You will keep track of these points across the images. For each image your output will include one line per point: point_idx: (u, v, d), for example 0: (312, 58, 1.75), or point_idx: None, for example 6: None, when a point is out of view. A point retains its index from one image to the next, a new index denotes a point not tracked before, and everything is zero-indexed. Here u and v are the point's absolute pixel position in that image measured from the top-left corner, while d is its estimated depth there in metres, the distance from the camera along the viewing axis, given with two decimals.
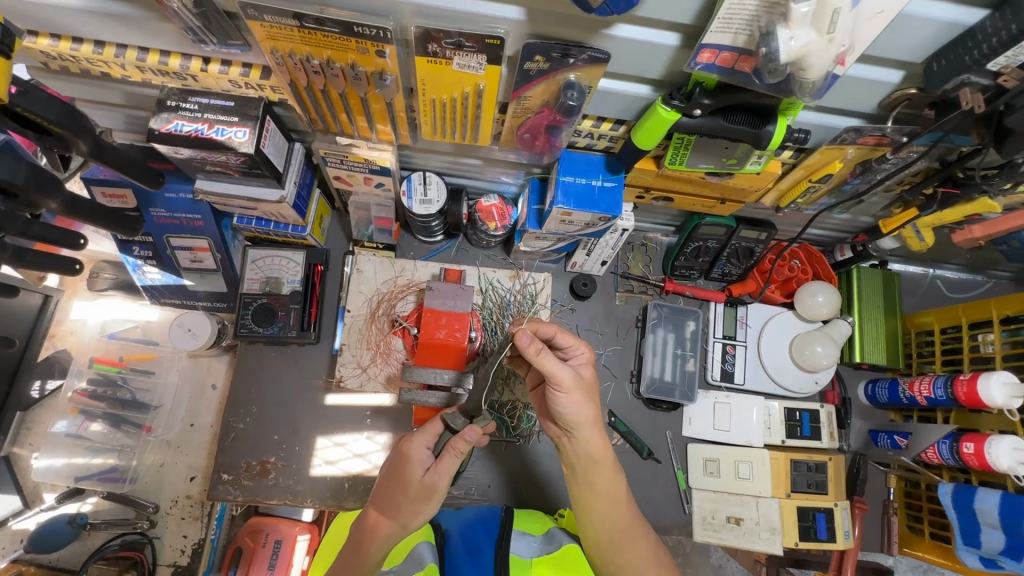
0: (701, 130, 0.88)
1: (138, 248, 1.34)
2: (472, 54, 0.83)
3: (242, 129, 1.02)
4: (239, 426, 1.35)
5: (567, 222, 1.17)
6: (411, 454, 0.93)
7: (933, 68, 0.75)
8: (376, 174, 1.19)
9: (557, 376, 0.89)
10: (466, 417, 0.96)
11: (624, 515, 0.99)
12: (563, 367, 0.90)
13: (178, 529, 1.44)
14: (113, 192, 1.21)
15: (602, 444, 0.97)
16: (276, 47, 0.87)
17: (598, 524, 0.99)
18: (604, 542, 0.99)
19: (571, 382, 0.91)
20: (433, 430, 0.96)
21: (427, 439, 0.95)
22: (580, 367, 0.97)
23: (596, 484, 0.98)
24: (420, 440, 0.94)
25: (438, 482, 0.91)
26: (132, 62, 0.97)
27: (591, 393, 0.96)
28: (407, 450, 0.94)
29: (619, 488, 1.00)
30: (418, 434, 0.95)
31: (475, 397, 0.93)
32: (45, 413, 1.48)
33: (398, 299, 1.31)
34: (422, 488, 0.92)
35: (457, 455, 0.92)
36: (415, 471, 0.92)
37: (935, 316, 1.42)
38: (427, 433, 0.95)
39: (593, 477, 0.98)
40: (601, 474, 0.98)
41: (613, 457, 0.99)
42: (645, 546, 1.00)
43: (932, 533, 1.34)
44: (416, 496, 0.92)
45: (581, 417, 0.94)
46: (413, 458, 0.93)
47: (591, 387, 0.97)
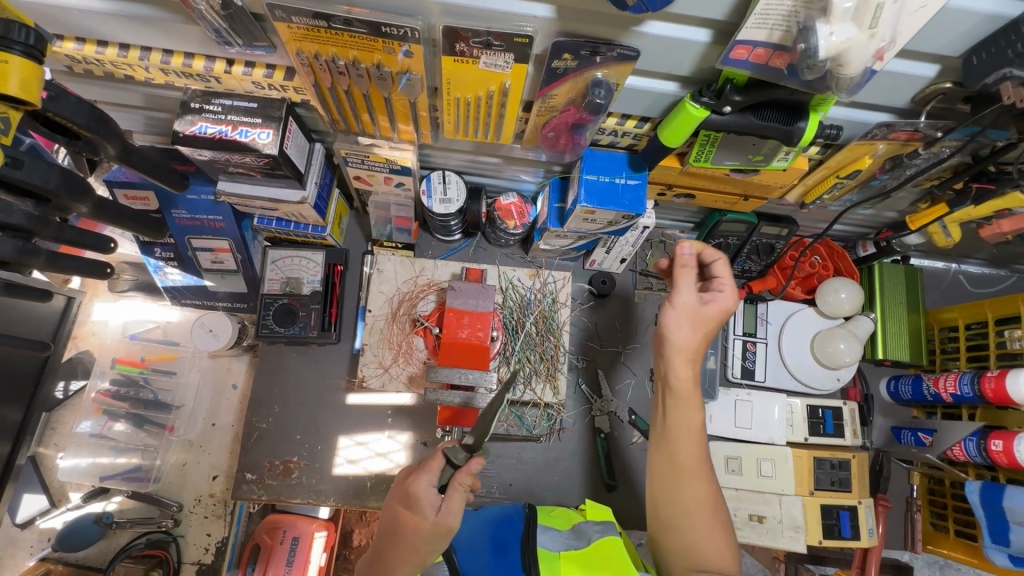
0: (730, 127, 0.88)
1: (160, 250, 1.35)
2: (500, 53, 0.82)
3: (265, 131, 1.02)
4: (262, 426, 1.36)
5: (589, 220, 1.16)
6: (419, 497, 0.88)
7: (972, 63, 0.74)
8: (396, 173, 1.19)
9: (675, 292, 0.96)
10: (467, 450, 0.91)
11: (695, 451, 0.93)
12: (683, 286, 0.96)
13: (202, 528, 1.45)
14: (135, 195, 1.21)
15: (694, 397, 0.95)
16: (302, 48, 0.87)
17: (663, 473, 0.94)
18: (671, 493, 0.92)
19: (687, 303, 0.96)
20: (435, 467, 0.91)
21: (431, 478, 0.90)
22: (709, 299, 0.96)
23: (673, 443, 0.94)
24: (425, 479, 0.90)
25: (449, 522, 0.87)
26: (156, 65, 0.97)
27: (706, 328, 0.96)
28: (415, 493, 0.89)
29: (695, 426, 0.95)
30: (423, 473, 0.91)
31: (480, 432, 0.87)
32: (69, 414, 1.50)
33: (419, 297, 1.32)
34: (434, 530, 0.88)
35: (463, 490, 0.90)
36: (425, 514, 0.88)
37: (959, 311, 1.41)
38: (429, 471, 0.91)
39: (672, 413, 0.96)
40: (679, 429, 0.95)
41: (699, 414, 0.95)
42: (704, 493, 0.92)
43: (958, 532, 1.33)
44: (430, 537, 0.88)
45: (684, 353, 0.94)
46: (420, 501, 0.88)
47: (710, 325, 0.96)
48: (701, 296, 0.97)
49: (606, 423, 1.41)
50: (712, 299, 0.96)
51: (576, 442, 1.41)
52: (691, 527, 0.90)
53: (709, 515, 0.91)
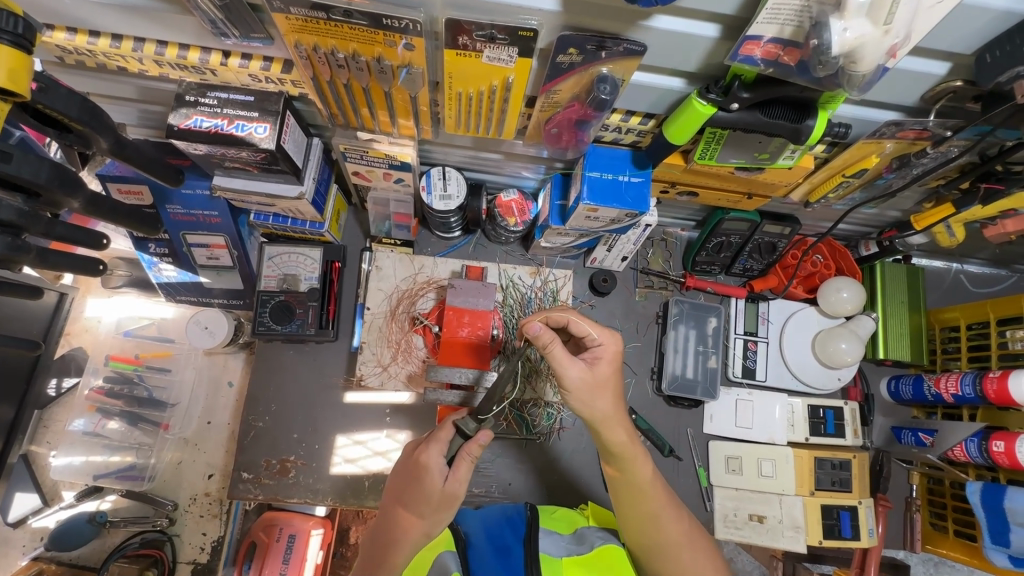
0: (738, 124, 0.86)
1: (154, 246, 1.33)
2: (504, 47, 0.81)
3: (262, 125, 1.00)
4: (259, 424, 1.34)
5: (591, 218, 1.15)
6: (429, 465, 0.91)
7: (985, 60, 0.73)
8: (395, 169, 1.17)
9: (562, 376, 0.90)
10: (477, 420, 0.95)
11: (655, 499, 0.97)
12: (569, 367, 0.89)
13: (198, 527, 1.44)
14: (129, 189, 1.19)
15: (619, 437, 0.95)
16: (300, 40, 0.84)
17: (625, 508, 0.98)
18: (633, 522, 0.98)
19: (579, 380, 0.91)
20: (445, 436, 0.94)
21: (441, 447, 0.93)
22: (596, 361, 0.93)
23: (632, 496, 0.97)
24: (435, 448, 0.93)
25: (456, 489, 0.90)
26: (150, 56, 0.95)
27: (606, 390, 0.94)
28: (425, 461, 0.92)
29: (649, 475, 0.97)
30: (434, 443, 0.93)
31: (489, 401, 0.93)
32: (62, 411, 1.47)
33: (418, 296, 1.30)
34: (443, 497, 0.90)
35: (472, 459, 0.92)
36: (434, 482, 0.90)
37: (960, 312, 1.40)
38: (439, 441, 0.93)
39: (619, 469, 0.97)
40: (619, 459, 0.97)
41: (636, 446, 0.97)
42: (678, 532, 0.97)
43: (957, 531, 1.33)
44: (438, 505, 0.91)
45: (596, 413, 0.93)
46: (431, 469, 0.91)
47: (608, 384, 0.94)
48: (591, 362, 0.93)
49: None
50: (597, 358, 0.94)
51: (575, 440, 1.40)
52: (674, 560, 0.95)
53: (688, 552, 0.96)
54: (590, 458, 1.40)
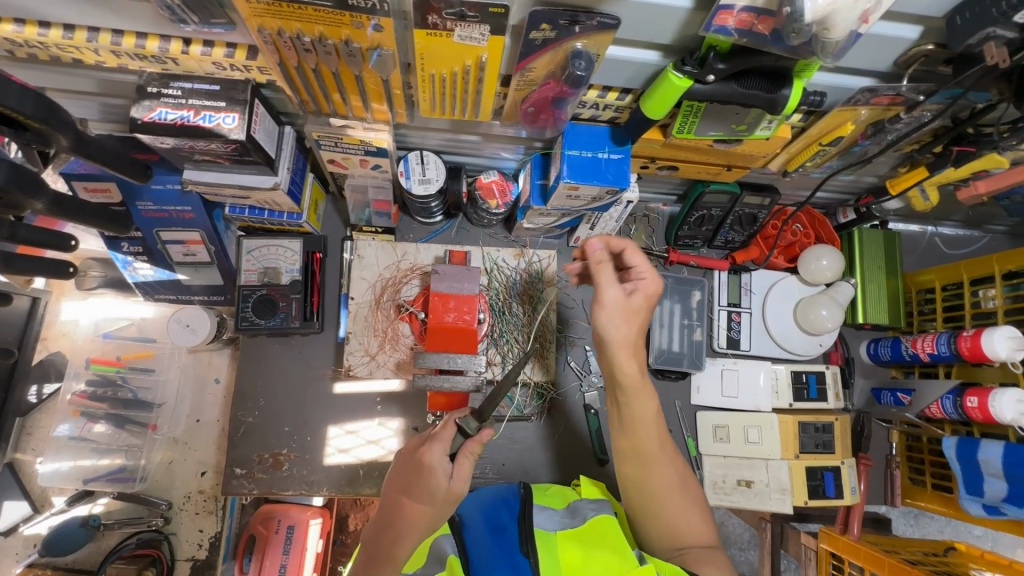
0: (714, 96, 0.86)
1: (126, 244, 1.29)
2: (475, 25, 0.79)
3: (230, 115, 0.97)
4: (248, 420, 1.33)
5: (572, 197, 1.14)
6: (434, 464, 0.92)
7: (956, 22, 0.73)
8: (372, 155, 1.15)
9: (600, 293, 0.98)
10: (477, 420, 0.99)
11: (653, 435, 0.99)
12: (608, 286, 0.98)
13: (194, 524, 1.43)
14: (95, 187, 1.15)
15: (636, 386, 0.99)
16: (263, 24, 0.81)
17: (625, 442, 1.01)
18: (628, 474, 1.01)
19: (613, 301, 0.97)
20: (447, 436, 0.96)
21: (443, 447, 0.95)
22: (634, 291, 0.98)
23: (635, 431, 0.99)
24: (439, 447, 0.95)
25: (460, 486, 0.93)
26: (106, 47, 0.91)
27: (635, 319, 0.98)
28: (429, 460, 0.93)
29: (652, 413, 0.99)
30: (436, 442, 0.95)
31: (491, 402, 0.97)
32: (45, 418, 1.45)
33: (403, 283, 1.29)
34: (449, 495, 0.92)
35: (473, 456, 0.96)
36: (439, 482, 0.92)
37: (936, 273, 1.43)
38: (441, 440, 0.96)
39: (627, 403, 0.99)
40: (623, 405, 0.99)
41: (645, 383, 0.98)
42: (668, 480, 0.99)
43: (934, 484, 1.38)
44: (443, 502, 0.92)
45: (615, 336, 0.96)
46: (435, 468, 0.92)
47: (640, 313, 0.98)
48: (628, 291, 0.98)
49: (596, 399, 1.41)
50: (637, 288, 0.99)
51: (569, 415, 1.41)
52: (660, 513, 0.98)
53: (678, 500, 0.99)
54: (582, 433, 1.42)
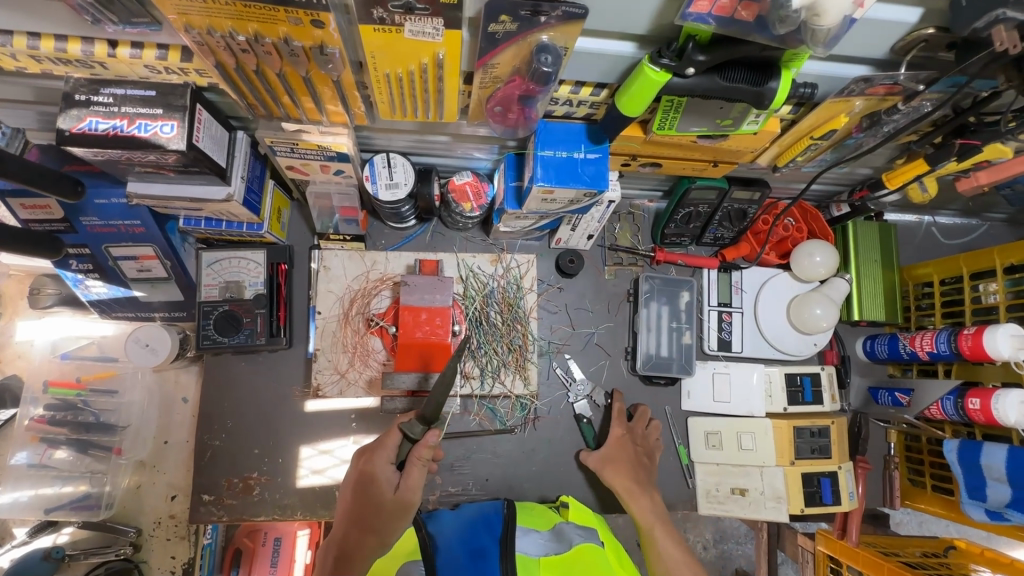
0: (695, 91, 0.78)
1: (75, 262, 1.20)
2: (427, 18, 0.70)
3: (168, 123, 0.89)
4: (215, 444, 1.27)
5: (548, 200, 1.06)
6: (378, 473, 0.89)
7: (961, 3, 0.65)
8: (333, 161, 1.07)
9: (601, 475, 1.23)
10: (424, 423, 0.90)
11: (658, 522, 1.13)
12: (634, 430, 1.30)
13: (166, 550, 1.37)
14: (34, 203, 1.05)
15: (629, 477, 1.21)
16: (190, 23, 0.73)
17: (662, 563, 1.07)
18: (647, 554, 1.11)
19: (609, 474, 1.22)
20: (393, 443, 0.91)
21: (389, 454, 0.90)
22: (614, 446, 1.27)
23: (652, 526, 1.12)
24: (382, 456, 0.90)
25: (408, 497, 0.87)
26: (23, 51, 0.82)
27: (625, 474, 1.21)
28: (372, 470, 0.89)
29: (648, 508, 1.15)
30: (380, 451, 0.91)
31: (435, 402, 0.88)
32: (3, 445, 1.37)
33: (372, 294, 1.22)
34: (396, 506, 0.87)
35: (423, 464, 0.88)
36: (384, 492, 0.88)
37: (934, 267, 1.37)
38: (387, 448, 0.91)
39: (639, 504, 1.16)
40: (633, 503, 1.17)
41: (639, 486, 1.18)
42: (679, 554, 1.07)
43: (934, 486, 1.33)
44: (391, 515, 0.87)
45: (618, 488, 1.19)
46: (380, 477, 0.88)
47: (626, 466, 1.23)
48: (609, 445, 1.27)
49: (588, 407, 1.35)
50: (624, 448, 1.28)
51: (554, 427, 1.35)
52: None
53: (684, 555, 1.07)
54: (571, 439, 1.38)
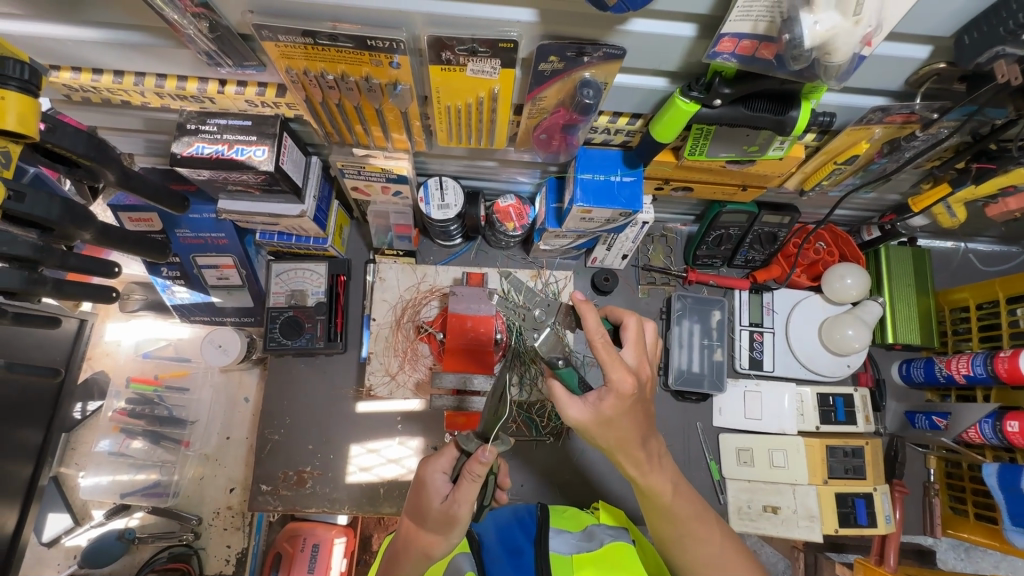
0: (722, 120, 0.87)
1: (166, 269, 1.38)
2: (487, 59, 0.83)
3: (261, 148, 1.03)
4: (274, 438, 1.38)
5: (586, 219, 1.16)
6: (428, 480, 0.91)
7: (965, 41, 0.73)
8: (393, 182, 1.20)
9: (563, 415, 0.80)
10: (479, 439, 0.90)
11: (662, 480, 0.87)
12: (628, 348, 0.85)
13: (222, 540, 1.48)
14: (139, 216, 1.24)
15: (635, 432, 0.81)
16: (291, 65, 0.87)
17: (672, 517, 0.91)
18: (655, 517, 0.92)
19: (583, 422, 0.79)
20: (449, 454, 0.94)
21: (442, 464, 0.93)
22: (601, 398, 0.78)
23: (645, 476, 0.86)
24: (436, 465, 0.93)
25: (453, 509, 0.87)
26: (151, 89, 0.99)
27: (623, 422, 0.79)
28: (425, 478, 0.92)
29: (644, 459, 0.84)
30: (435, 460, 0.94)
31: (491, 415, 0.88)
32: (87, 433, 1.53)
33: (422, 304, 1.34)
34: (441, 516, 0.88)
35: (472, 478, 0.86)
36: (434, 501, 0.90)
37: (969, 291, 1.38)
38: (443, 458, 0.94)
39: (632, 457, 0.83)
40: (622, 456, 0.83)
41: (632, 437, 0.81)
42: (686, 511, 0.91)
43: (978, 514, 1.31)
44: (439, 525, 0.88)
45: (610, 444, 0.81)
46: (429, 486, 0.91)
47: (622, 416, 0.79)
48: (595, 400, 0.78)
49: (553, 346, 0.88)
50: (603, 394, 0.78)
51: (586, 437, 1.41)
52: (690, 550, 0.92)
53: (703, 525, 0.93)
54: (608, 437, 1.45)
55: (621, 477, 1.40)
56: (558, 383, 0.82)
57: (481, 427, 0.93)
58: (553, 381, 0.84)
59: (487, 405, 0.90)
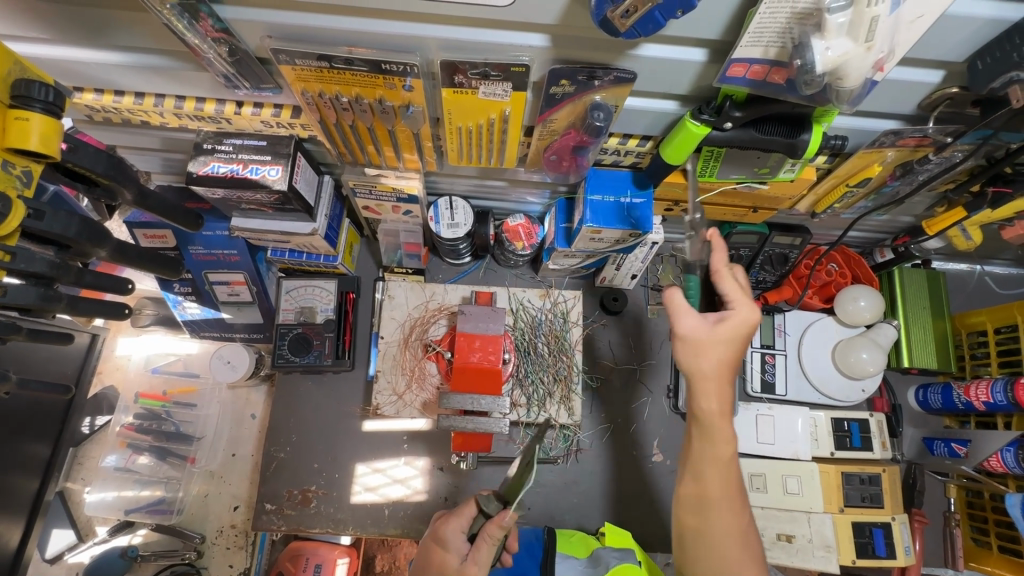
0: (733, 142, 0.87)
1: (178, 285, 1.40)
2: (499, 82, 0.84)
3: (275, 167, 1.05)
4: (280, 455, 1.37)
5: (595, 240, 1.16)
6: (447, 540, 0.88)
7: (977, 67, 0.73)
8: (404, 202, 1.21)
9: (677, 323, 0.86)
10: (501, 501, 0.87)
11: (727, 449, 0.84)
12: (684, 316, 0.86)
13: (225, 559, 1.45)
14: (154, 233, 1.27)
15: (733, 370, 0.85)
16: (307, 87, 0.89)
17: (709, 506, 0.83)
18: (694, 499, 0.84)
19: (694, 333, 0.84)
20: (468, 513, 0.91)
21: (462, 523, 0.90)
22: (721, 317, 0.84)
23: (712, 438, 0.84)
24: (455, 524, 0.90)
25: (473, 571, 0.84)
26: (170, 110, 1.01)
27: (733, 347, 0.84)
28: (442, 535, 0.89)
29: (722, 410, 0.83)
30: (454, 517, 0.91)
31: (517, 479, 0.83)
32: (96, 448, 1.53)
33: (431, 322, 1.33)
34: None
35: (492, 542, 0.84)
36: (450, 561, 0.87)
37: (987, 315, 1.35)
38: (461, 517, 0.90)
39: (709, 406, 0.83)
40: (708, 399, 0.83)
41: (726, 375, 0.84)
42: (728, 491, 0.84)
43: (1001, 547, 1.27)
44: None
45: (706, 376, 0.83)
46: (448, 546, 0.88)
47: (730, 342, 0.83)
48: (714, 319, 0.84)
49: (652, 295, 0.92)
50: (722, 317, 0.84)
51: (595, 462, 1.39)
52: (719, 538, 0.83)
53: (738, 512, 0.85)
54: (616, 456, 1.40)
55: (631, 502, 1.37)
56: (676, 294, 0.87)
57: (503, 489, 0.90)
58: (673, 292, 0.87)
59: (516, 468, 0.87)
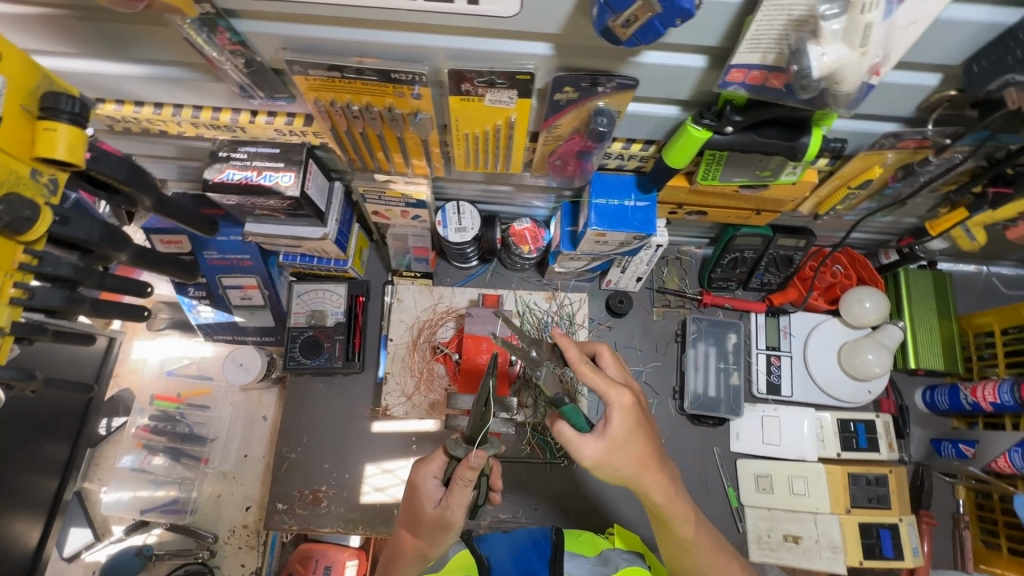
0: (733, 146, 0.89)
1: (193, 290, 1.43)
2: (504, 90, 0.86)
3: (287, 174, 1.07)
4: (291, 456, 1.40)
5: (601, 242, 1.18)
6: (421, 486, 0.91)
7: (974, 69, 0.74)
8: (412, 207, 1.24)
9: (577, 453, 0.81)
10: (467, 444, 0.89)
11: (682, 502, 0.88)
12: (581, 445, 0.80)
13: (236, 558, 1.47)
14: (170, 240, 1.31)
15: (651, 447, 0.83)
16: (319, 96, 0.92)
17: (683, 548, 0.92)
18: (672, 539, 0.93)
19: (597, 456, 0.80)
20: (439, 459, 0.93)
21: (434, 470, 0.92)
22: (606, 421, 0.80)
23: (668, 498, 0.87)
24: (428, 471, 0.92)
25: (452, 513, 0.87)
26: (187, 119, 1.04)
27: (638, 436, 0.82)
28: (417, 482, 0.92)
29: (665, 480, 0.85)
30: (426, 464, 0.93)
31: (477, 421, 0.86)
32: (112, 448, 1.57)
33: (438, 325, 1.36)
34: (436, 522, 0.89)
35: (465, 484, 0.85)
36: (426, 505, 0.90)
37: (993, 316, 1.36)
38: (433, 463, 0.93)
39: (649, 481, 0.84)
40: (644, 478, 0.83)
41: (649, 461, 0.82)
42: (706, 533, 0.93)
43: (1011, 548, 1.26)
44: (433, 528, 0.89)
45: (628, 469, 0.82)
46: (422, 491, 0.91)
47: (633, 434, 0.81)
48: (603, 429, 0.80)
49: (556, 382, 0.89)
50: (607, 423, 0.80)
51: None
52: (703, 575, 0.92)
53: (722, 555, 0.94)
54: None
55: (637, 503, 1.38)
56: (564, 423, 0.81)
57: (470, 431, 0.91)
58: (559, 422, 0.81)
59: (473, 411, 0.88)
